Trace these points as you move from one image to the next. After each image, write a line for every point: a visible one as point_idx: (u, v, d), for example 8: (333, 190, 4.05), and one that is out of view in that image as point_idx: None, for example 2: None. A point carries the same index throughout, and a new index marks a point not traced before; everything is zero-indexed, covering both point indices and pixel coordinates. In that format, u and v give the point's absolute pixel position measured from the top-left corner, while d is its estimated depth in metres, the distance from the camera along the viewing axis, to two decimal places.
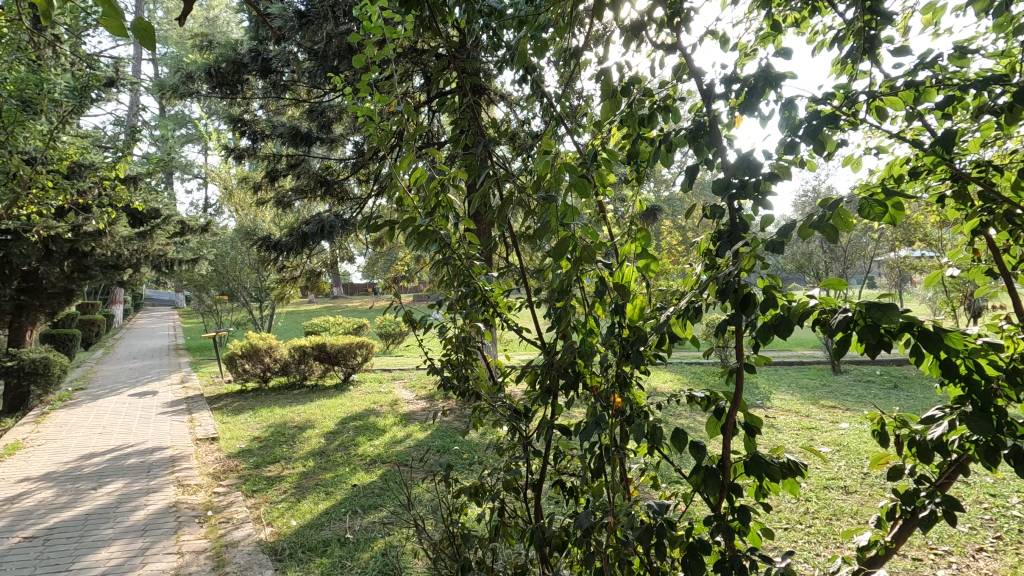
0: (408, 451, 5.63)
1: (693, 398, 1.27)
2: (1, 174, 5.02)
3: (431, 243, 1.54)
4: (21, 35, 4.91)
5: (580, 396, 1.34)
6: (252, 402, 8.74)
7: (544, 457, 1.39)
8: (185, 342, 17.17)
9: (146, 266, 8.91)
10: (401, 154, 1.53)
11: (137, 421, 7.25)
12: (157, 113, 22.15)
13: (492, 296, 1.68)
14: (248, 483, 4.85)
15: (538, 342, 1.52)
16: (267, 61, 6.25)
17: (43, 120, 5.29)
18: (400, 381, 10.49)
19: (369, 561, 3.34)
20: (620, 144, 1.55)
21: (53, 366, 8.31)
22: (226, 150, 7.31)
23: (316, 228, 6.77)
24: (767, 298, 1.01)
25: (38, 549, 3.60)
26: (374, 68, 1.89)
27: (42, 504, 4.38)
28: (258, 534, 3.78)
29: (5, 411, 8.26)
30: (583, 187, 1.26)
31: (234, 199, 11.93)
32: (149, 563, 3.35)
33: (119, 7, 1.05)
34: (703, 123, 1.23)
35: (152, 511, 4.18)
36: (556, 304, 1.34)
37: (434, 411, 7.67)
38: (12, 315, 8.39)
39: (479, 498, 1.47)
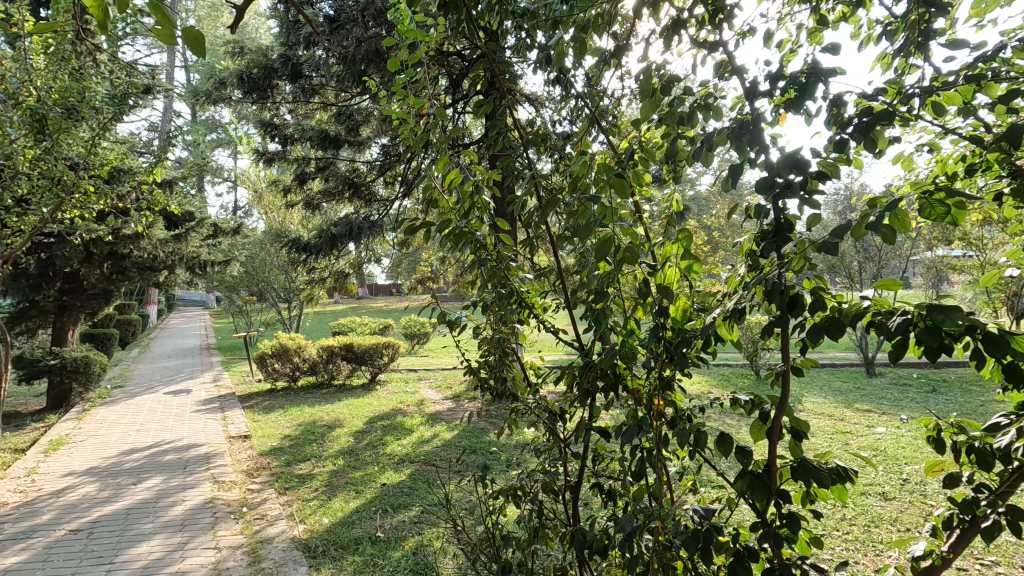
0: (435, 451, 5.67)
1: (737, 401, 1.24)
2: (46, 179, 5.22)
3: (467, 246, 1.55)
4: (63, 44, 5.07)
5: (619, 399, 1.32)
6: (282, 401, 8.90)
7: (583, 460, 1.38)
8: (217, 342, 17.56)
9: (180, 267, 9.16)
10: (437, 158, 1.55)
11: (173, 419, 7.45)
12: (189, 119, 22.73)
13: (527, 297, 1.68)
14: (280, 480, 4.94)
15: (575, 343, 1.51)
16: (297, 66, 6.38)
17: (86, 126, 5.47)
18: (426, 381, 10.58)
19: (401, 559, 3.37)
20: (658, 143, 1.52)
21: (94, 365, 8.60)
22: (257, 153, 7.33)
23: (345, 229, 6.92)
24: (816, 300, 0.98)
25: (84, 541, 3.72)
26: (407, 71, 1.91)
27: (86, 498, 4.53)
28: (292, 531, 3.84)
29: (49, 408, 8.55)
30: (623, 188, 1.25)
31: (264, 201, 12.19)
32: (188, 557, 3.44)
33: (174, 17, 1.10)
34: (747, 120, 1.20)
35: (190, 507, 4.29)
36: (594, 306, 1.33)
37: (461, 412, 7.72)
38: (55, 315, 8.69)
39: (518, 500, 1.47)
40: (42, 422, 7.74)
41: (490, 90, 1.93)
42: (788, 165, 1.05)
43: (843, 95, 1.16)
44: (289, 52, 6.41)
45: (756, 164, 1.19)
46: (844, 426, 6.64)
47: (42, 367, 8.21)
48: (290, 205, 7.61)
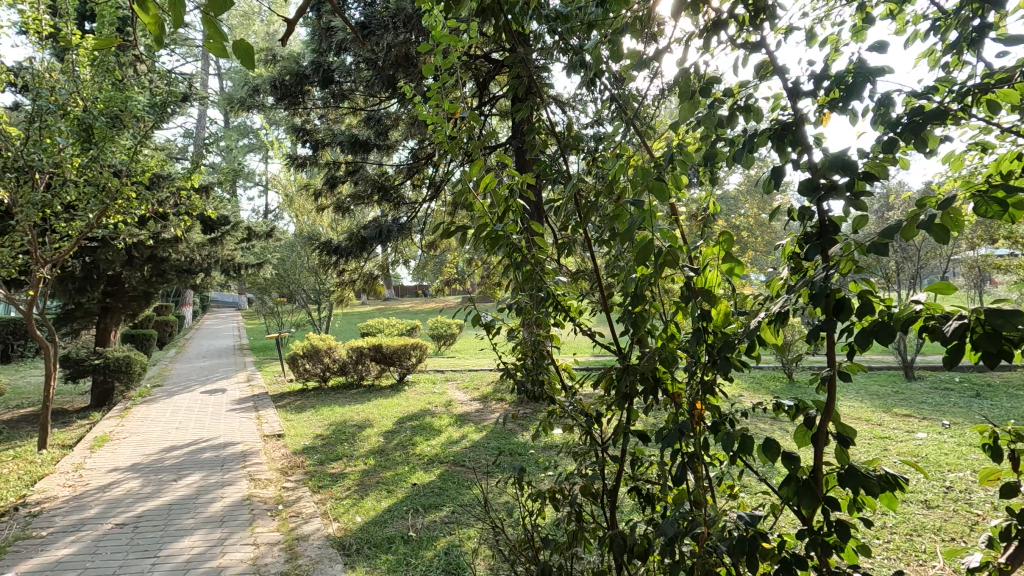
0: (465, 452, 5.71)
1: (780, 406, 1.21)
2: (92, 187, 5.44)
3: (503, 249, 1.56)
4: (107, 56, 5.28)
5: (659, 402, 1.31)
6: (314, 401, 9.09)
7: (621, 464, 1.36)
8: (249, 342, 18.06)
9: (216, 269, 9.45)
10: (472, 163, 1.57)
11: (210, 417, 7.66)
12: (223, 125, 23.33)
13: (564, 300, 1.68)
14: (314, 479, 5.04)
15: (612, 346, 1.50)
16: (328, 72, 6.49)
17: (128, 135, 5.69)
18: (453, 382, 10.67)
19: (434, 559, 3.40)
20: (695, 145, 1.51)
21: (134, 364, 8.89)
22: (289, 158, 7.48)
23: (374, 232, 7.03)
24: (865, 304, 0.96)
25: (129, 535, 3.86)
26: (441, 77, 1.93)
27: (130, 493, 4.69)
28: (326, 529, 3.91)
29: (93, 405, 8.88)
30: (663, 192, 1.25)
31: (296, 205, 12.44)
32: (228, 552, 3.54)
33: (223, 29, 1.14)
34: (790, 122, 1.18)
35: (228, 503, 4.41)
36: (632, 309, 1.33)
37: (489, 412, 7.76)
38: (99, 316, 9.02)
39: (556, 503, 1.47)
40: (87, 420, 8.04)
41: (522, 95, 1.95)
42: (833, 166, 1.03)
43: (890, 94, 1.14)
44: (320, 58, 6.51)
45: (799, 165, 1.17)
46: (882, 432, 6.46)
47: (86, 366, 8.53)
48: (321, 210, 7.75)
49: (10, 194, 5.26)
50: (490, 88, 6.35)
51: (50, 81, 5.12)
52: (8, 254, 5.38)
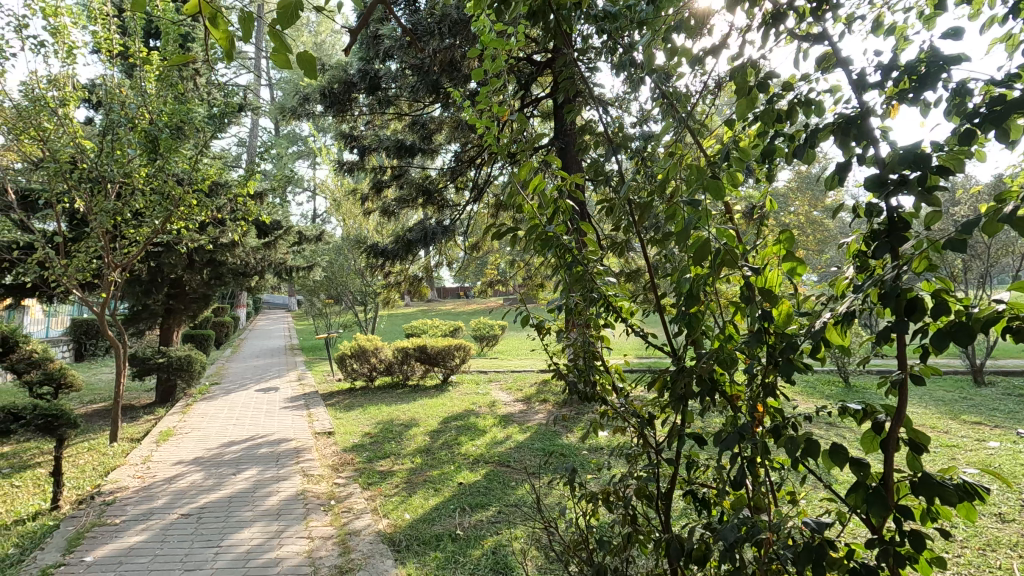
0: (509, 452, 5.75)
1: (846, 409, 1.17)
2: (157, 195, 5.76)
3: (553, 250, 1.57)
4: (172, 71, 5.58)
5: (715, 404, 1.28)
6: (361, 400, 9.32)
7: (675, 466, 1.34)
8: (299, 343, 18.70)
9: (269, 271, 9.90)
10: (522, 164, 1.59)
11: (265, 415, 7.98)
12: (274, 133, 24.18)
13: (615, 301, 1.66)
14: (364, 476, 5.17)
15: (666, 347, 1.48)
16: (375, 79, 6.64)
17: (190, 145, 5.99)
18: (497, 383, 10.72)
19: (481, 558, 3.43)
20: (752, 141, 1.47)
21: (195, 363, 9.34)
22: (338, 164, 7.71)
23: (420, 235, 7.15)
24: (940, 304, 0.91)
25: (193, 525, 4.06)
26: (490, 82, 1.96)
27: (193, 485, 4.94)
28: (377, 525, 4.01)
29: (158, 401, 9.39)
30: (718, 191, 1.23)
31: (343, 209, 12.79)
32: (285, 544, 3.67)
33: (289, 42, 1.22)
34: (855, 114, 1.13)
35: (284, 497, 4.58)
36: (687, 310, 1.30)
37: (533, 413, 7.78)
38: (163, 317, 9.53)
39: (610, 505, 1.46)
40: (153, 415, 8.51)
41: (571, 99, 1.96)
42: (903, 160, 0.98)
43: (965, 83, 1.08)
44: (367, 65, 6.65)
45: (865, 159, 1.12)
46: (950, 440, 6.11)
47: (152, 364, 9.02)
48: (368, 213, 7.95)
49: (86, 202, 5.63)
50: (532, 89, 6.41)
51: (120, 96, 5.47)
52: (84, 259, 5.76)
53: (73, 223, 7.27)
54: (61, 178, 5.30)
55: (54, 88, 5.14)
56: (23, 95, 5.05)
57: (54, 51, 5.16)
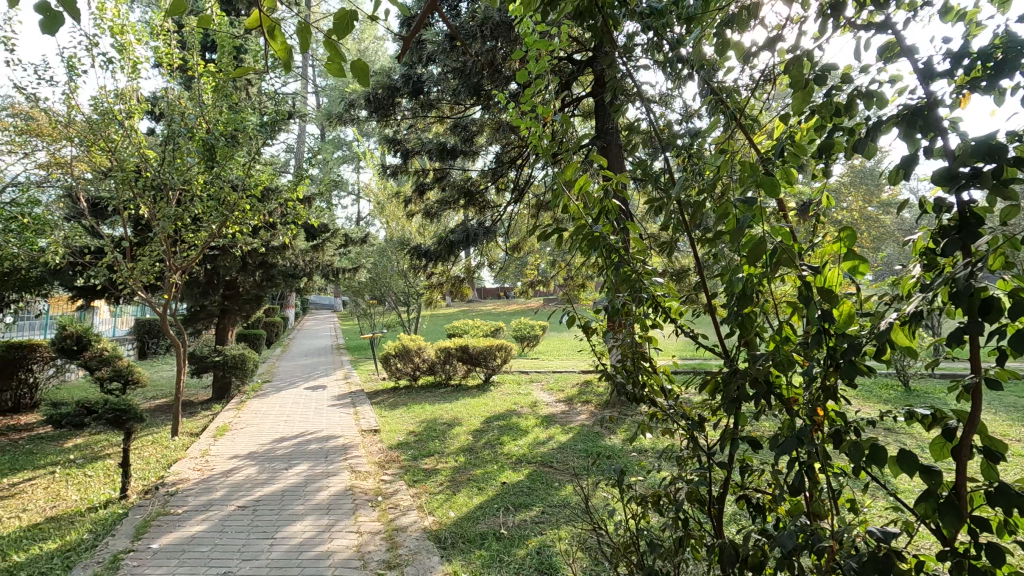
0: (552, 453, 5.74)
1: (913, 414, 1.11)
2: (214, 201, 6.04)
3: (600, 250, 1.56)
4: (227, 82, 5.83)
5: (771, 408, 1.24)
6: (405, 399, 9.49)
7: (729, 469, 1.30)
8: (345, 342, 19.18)
9: (317, 273, 10.22)
10: (567, 165, 1.59)
11: (314, 412, 8.23)
12: (320, 138, 24.89)
13: (664, 301, 1.63)
14: (409, 473, 5.27)
15: (718, 349, 1.44)
16: (418, 83, 6.74)
17: (243, 152, 6.25)
18: (538, 383, 10.72)
19: (526, 558, 3.43)
20: (809, 135, 1.42)
21: (248, 361, 9.72)
22: (382, 167, 7.87)
23: (462, 236, 7.20)
24: (1019, 305, 0.85)
25: (249, 517, 4.23)
26: (535, 83, 1.97)
27: (249, 479, 5.15)
28: (423, 522, 4.07)
29: (215, 398, 9.83)
30: (772, 188, 1.20)
31: (387, 212, 13.06)
32: (335, 538, 3.78)
33: (342, 51, 1.27)
34: (922, 105, 1.08)
35: (333, 492, 4.71)
36: (740, 310, 1.27)
37: (575, 414, 7.74)
38: (219, 318, 9.98)
39: (661, 508, 1.44)
40: (210, 411, 8.91)
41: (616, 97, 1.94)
42: (976, 152, 0.93)
43: None
44: (410, 70, 6.77)
45: (933, 151, 1.07)
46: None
47: (209, 362, 9.39)
48: (411, 216, 8.09)
49: (149, 209, 5.95)
50: (573, 89, 6.42)
51: (180, 107, 5.76)
52: (148, 263, 6.09)
53: (138, 229, 7.70)
54: (127, 187, 5.61)
55: (121, 101, 5.45)
56: (93, 109, 5.38)
57: (121, 67, 5.47)
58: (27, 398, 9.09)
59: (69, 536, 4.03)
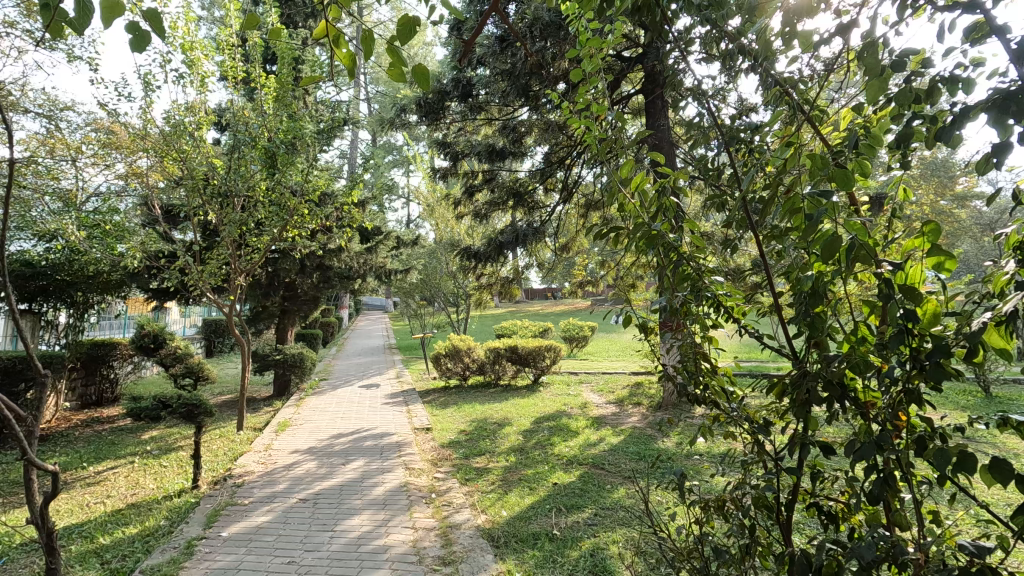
0: (604, 455, 5.67)
1: (1008, 421, 1.03)
2: (275, 206, 6.32)
3: (658, 249, 1.53)
4: (287, 92, 6.09)
5: (846, 411, 1.18)
6: (456, 398, 9.62)
7: (799, 475, 1.25)
8: (397, 342, 19.62)
9: (370, 275, 10.53)
10: (623, 162, 1.57)
11: (368, 410, 8.48)
12: (373, 144, 25.59)
13: (727, 301, 1.58)
14: (461, 471, 5.34)
15: (786, 350, 1.38)
16: (467, 86, 6.81)
17: (302, 158, 6.50)
18: (588, 385, 10.64)
19: (579, 560, 3.41)
20: (885, 125, 1.34)
21: (306, 360, 10.09)
22: (433, 171, 7.99)
23: (511, 237, 7.20)
24: None
25: (310, 510, 4.40)
26: (589, 81, 1.96)
27: (309, 473, 5.35)
28: (476, 520, 4.12)
29: (276, 395, 10.27)
30: (845, 181, 1.15)
31: (436, 214, 13.27)
32: (392, 533, 3.88)
33: (404, 56, 1.31)
34: (1017, 89, 0.99)
35: (389, 488, 4.84)
36: (811, 310, 1.21)
37: (626, 416, 7.62)
38: (279, 318, 10.43)
39: (726, 514, 1.39)
40: (272, 407, 9.31)
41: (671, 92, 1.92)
42: None
43: None
44: (459, 74, 6.84)
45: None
46: None
47: (270, 361, 9.73)
48: (460, 218, 8.17)
49: (217, 215, 6.29)
50: (622, 86, 6.35)
51: (245, 118, 6.06)
52: (215, 266, 6.44)
53: (206, 234, 8.15)
54: (196, 194, 5.96)
55: (191, 114, 5.79)
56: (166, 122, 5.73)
57: (191, 81, 5.80)
58: (109, 392, 9.78)
59: (148, 522, 4.30)
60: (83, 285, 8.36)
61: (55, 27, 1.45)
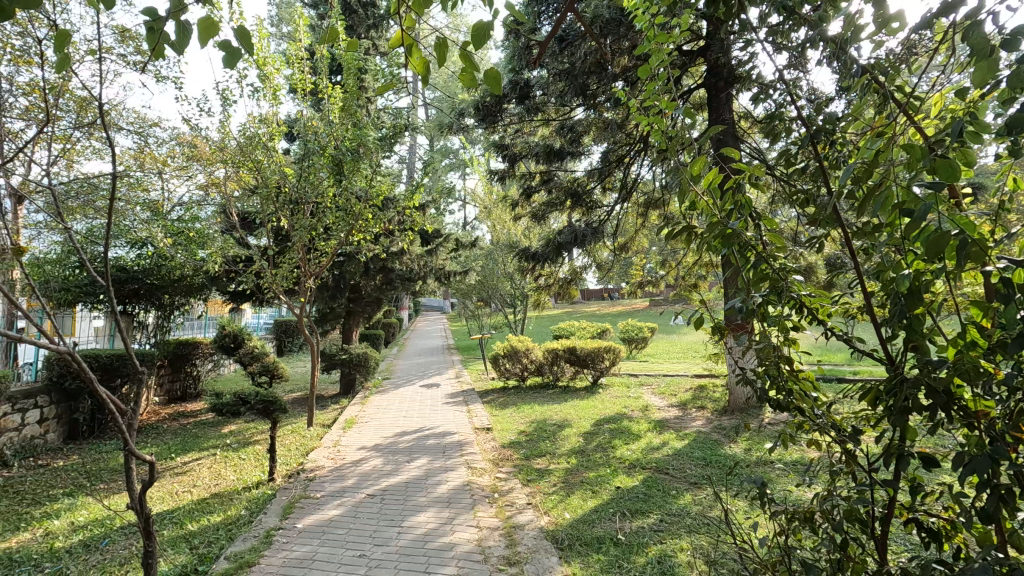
0: (668, 460, 5.53)
1: None
2: (342, 212, 6.57)
3: (734, 248, 1.46)
4: (352, 101, 6.32)
5: (952, 421, 1.10)
6: (515, 399, 9.67)
7: (897, 487, 1.17)
8: (455, 342, 19.92)
9: (430, 276, 10.74)
10: (694, 159, 1.51)
11: (430, 409, 8.65)
12: (429, 147, 26.13)
13: (811, 302, 1.49)
14: (523, 472, 5.36)
15: (880, 354, 1.29)
16: (526, 88, 6.77)
17: (367, 164, 6.73)
18: (649, 387, 10.41)
19: (646, 566, 3.34)
20: (994, 111, 1.23)
21: (370, 359, 10.43)
22: (490, 173, 8.01)
23: (570, 237, 7.14)
24: None
25: (378, 505, 4.54)
26: (656, 79, 1.92)
27: (376, 469, 5.53)
28: (539, 521, 4.12)
29: (342, 392, 10.68)
30: (949, 172, 1.06)
31: (493, 216, 13.37)
32: (457, 531, 3.94)
33: (477, 61, 1.36)
34: None
35: (452, 487, 4.92)
36: (910, 311, 1.13)
37: (690, 420, 7.40)
38: (345, 319, 10.86)
39: (814, 526, 1.33)
40: (339, 404, 9.68)
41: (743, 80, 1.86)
42: None
43: None
44: (517, 76, 6.77)
45: None
46: None
47: (337, 360, 10.11)
48: (518, 219, 8.20)
49: (289, 221, 6.62)
50: (684, 81, 6.17)
51: (314, 128, 6.35)
52: (288, 270, 6.77)
53: (278, 240, 8.58)
54: (271, 202, 6.29)
55: (264, 125, 6.11)
56: (243, 134, 6.08)
57: (264, 94, 6.13)
58: (192, 388, 10.51)
59: (230, 511, 4.58)
60: (169, 288, 8.95)
61: (157, 50, 1.58)
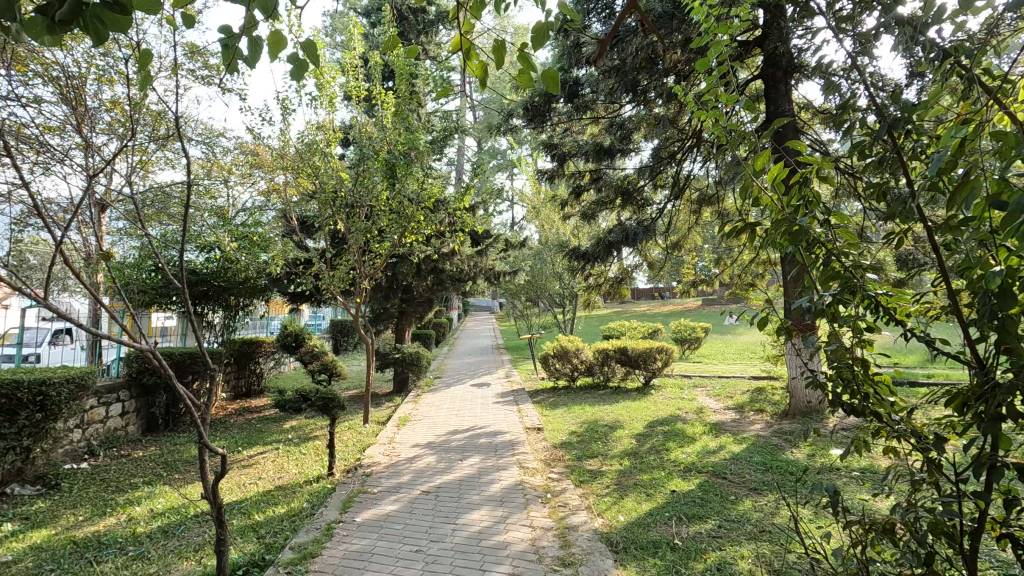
0: (725, 464, 5.37)
1: None
2: (395, 214, 6.74)
3: (802, 245, 1.39)
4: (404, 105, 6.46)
5: None
6: (565, 399, 9.61)
7: (989, 498, 1.09)
8: (505, 343, 20.00)
9: (480, 276, 10.82)
10: (758, 153, 1.45)
11: (481, 408, 8.73)
12: (477, 148, 26.31)
13: (887, 302, 1.41)
14: (576, 473, 5.33)
15: (967, 358, 1.21)
16: (575, 86, 6.74)
17: (419, 167, 6.88)
18: (704, 389, 10.12)
19: (705, 573, 3.25)
20: None
21: (422, 358, 10.63)
22: (539, 173, 7.99)
23: (621, 236, 7.03)
24: None
25: (433, 502, 4.62)
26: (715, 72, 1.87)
27: (430, 466, 5.64)
28: (593, 522, 4.09)
29: (396, 391, 10.94)
30: None
31: (542, 215, 13.37)
32: (511, 530, 3.96)
33: (534, 62, 1.35)
34: None
35: (505, 486, 4.95)
36: (1002, 312, 1.05)
37: (747, 423, 7.16)
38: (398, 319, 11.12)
39: (894, 538, 1.25)
40: (392, 403, 9.92)
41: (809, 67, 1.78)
42: None
43: None
44: (566, 75, 6.77)
45: None
46: None
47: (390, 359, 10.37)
48: (568, 218, 8.15)
49: (345, 225, 6.84)
50: (739, 73, 5.98)
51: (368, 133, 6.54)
52: (344, 271, 7.00)
53: (334, 243, 8.87)
54: (328, 206, 6.52)
55: (321, 132, 6.35)
56: (301, 142, 6.34)
57: (321, 102, 6.36)
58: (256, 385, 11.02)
59: (293, 503, 4.77)
60: (235, 290, 9.31)
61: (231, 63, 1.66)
